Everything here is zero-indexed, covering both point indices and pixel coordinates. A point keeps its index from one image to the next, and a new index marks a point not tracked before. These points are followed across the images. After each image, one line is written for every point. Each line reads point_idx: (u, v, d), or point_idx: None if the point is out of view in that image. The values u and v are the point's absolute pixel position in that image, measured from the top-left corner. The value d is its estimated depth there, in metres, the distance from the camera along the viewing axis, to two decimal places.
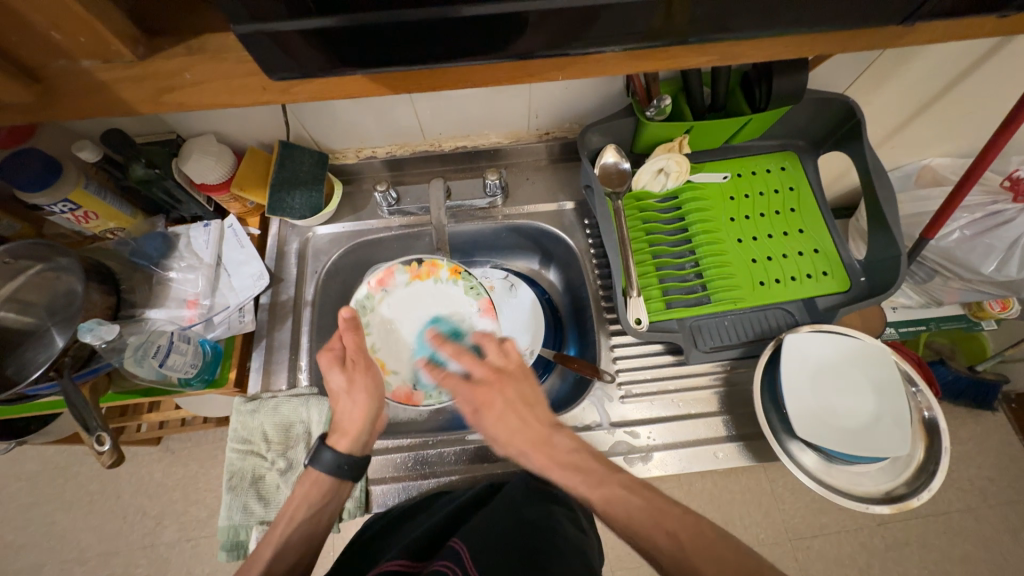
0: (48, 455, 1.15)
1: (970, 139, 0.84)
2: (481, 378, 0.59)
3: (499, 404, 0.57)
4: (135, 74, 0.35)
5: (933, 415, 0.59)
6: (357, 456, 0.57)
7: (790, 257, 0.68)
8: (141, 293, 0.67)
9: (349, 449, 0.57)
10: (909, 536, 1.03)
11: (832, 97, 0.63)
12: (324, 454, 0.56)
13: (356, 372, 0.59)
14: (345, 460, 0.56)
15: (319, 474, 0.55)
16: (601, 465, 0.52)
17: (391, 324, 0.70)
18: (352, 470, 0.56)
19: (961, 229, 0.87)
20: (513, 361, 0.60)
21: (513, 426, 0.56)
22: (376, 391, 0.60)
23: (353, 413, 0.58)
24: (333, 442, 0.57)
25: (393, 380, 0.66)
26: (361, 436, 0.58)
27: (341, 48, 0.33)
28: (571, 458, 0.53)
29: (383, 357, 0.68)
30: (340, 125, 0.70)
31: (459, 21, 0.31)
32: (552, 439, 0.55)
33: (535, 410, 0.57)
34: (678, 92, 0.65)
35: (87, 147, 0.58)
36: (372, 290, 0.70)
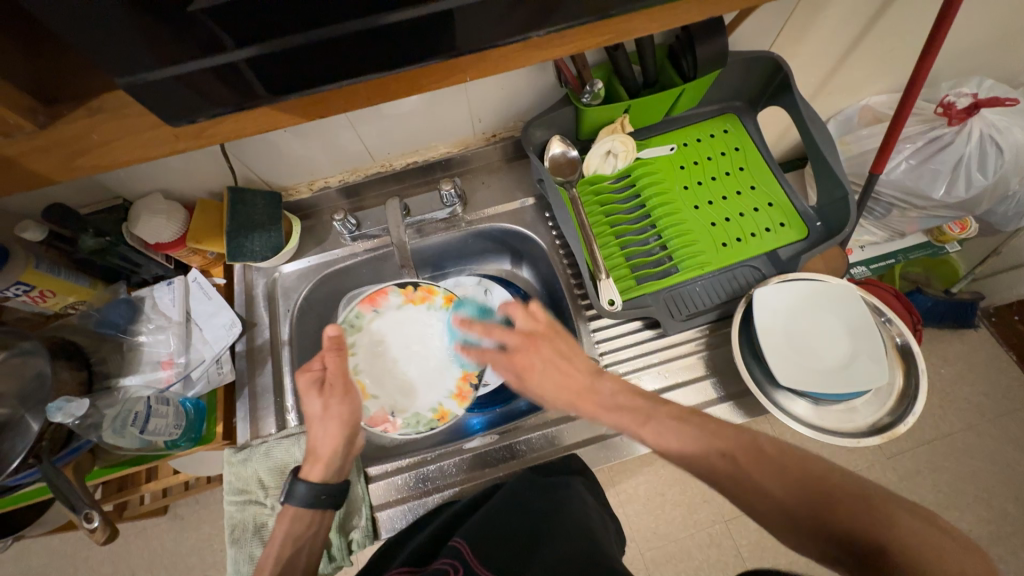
0: (53, 545, 1.11)
1: (900, 73, 0.87)
2: (515, 346, 0.58)
3: (539, 365, 0.57)
4: (42, 144, 0.35)
5: (905, 341, 0.61)
6: (332, 483, 0.57)
7: (747, 214, 0.70)
8: (113, 362, 0.66)
9: (322, 477, 0.57)
10: (919, 463, 1.05)
11: (757, 55, 0.65)
12: (298, 487, 0.56)
13: (332, 397, 0.59)
14: (321, 490, 0.56)
15: (296, 508, 0.56)
16: (646, 401, 0.52)
17: (377, 344, 0.70)
18: (329, 498, 0.56)
19: (907, 159, 0.90)
20: (542, 321, 0.59)
21: (558, 382, 0.56)
22: (349, 418, 0.59)
23: (324, 439, 0.57)
24: (306, 473, 0.57)
25: (371, 404, 0.66)
26: (334, 463, 0.58)
27: (249, 81, 0.33)
28: (618, 401, 0.53)
29: (366, 379, 0.67)
30: (287, 160, 0.69)
31: (359, 36, 0.32)
32: (598, 387, 0.55)
33: (576, 364, 0.56)
34: (610, 75, 0.67)
35: (30, 227, 0.57)
36: (364, 309, 0.70)
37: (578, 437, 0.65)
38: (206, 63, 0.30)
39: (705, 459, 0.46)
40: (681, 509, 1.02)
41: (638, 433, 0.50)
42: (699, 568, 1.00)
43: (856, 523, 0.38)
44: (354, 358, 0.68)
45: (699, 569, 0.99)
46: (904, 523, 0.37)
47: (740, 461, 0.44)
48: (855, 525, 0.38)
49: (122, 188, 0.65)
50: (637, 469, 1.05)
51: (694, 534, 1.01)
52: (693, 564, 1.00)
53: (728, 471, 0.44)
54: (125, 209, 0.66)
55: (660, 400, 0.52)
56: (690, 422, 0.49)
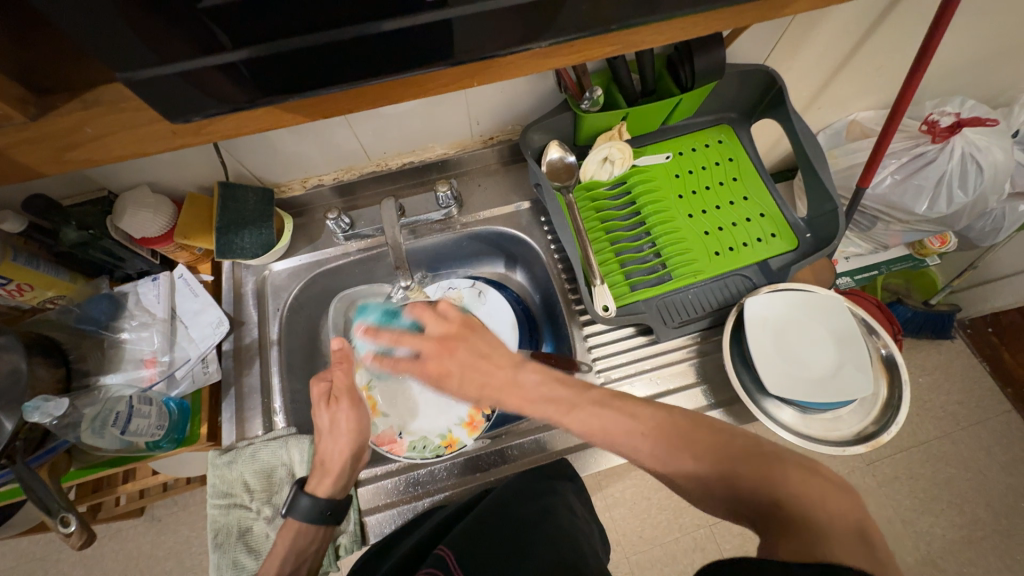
0: (22, 547, 1.07)
1: (887, 91, 0.89)
2: (428, 353, 0.54)
3: (456, 370, 0.53)
4: (29, 135, 0.34)
5: (890, 352, 0.63)
6: (337, 500, 0.56)
7: (740, 224, 0.71)
8: (93, 360, 0.63)
9: (331, 493, 0.57)
10: (897, 470, 1.08)
11: (753, 68, 0.66)
12: (301, 500, 0.55)
13: (339, 408, 0.58)
14: (324, 506, 0.55)
15: (299, 522, 0.55)
16: (569, 391, 0.49)
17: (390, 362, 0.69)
18: (332, 515, 0.56)
19: (892, 174, 0.93)
20: (454, 321, 0.55)
21: (479, 382, 0.52)
22: (359, 429, 0.58)
23: (333, 454, 0.57)
24: (312, 487, 0.56)
25: (381, 422, 0.66)
26: (341, 479, 0.57)
27: (247, 82, 0.32)
28: (542, 392, 0.50)
29: (379, 396, 0.68)
30: (281, 157, 0.68)
31: (362, 40, 0.31)
32: (519, 380, 0.51)
33: (495, 360, 0.53)
34: (609, 82, 0.67)
35: (8, 218, 0.55)
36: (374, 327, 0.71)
37: (569, 443, 0.65)
38: (201, 61, 0.30)
39: (632, 443, 0.45)
40: (667, 513, 1.03)
41: (563, 424, 0.48)
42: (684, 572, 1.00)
43: (761, 478, 0.40)
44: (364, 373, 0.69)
45: (684, 573, 1.00)
46: (797, 475, 0.39)
47: (658, 444, 0.44)
48: (759, 483, 0.39)
49: (108, 180, 0.63)
50: (625, 474, 1.05)
51: (679, 538, 1.02)
52: (678, 568, 1.01)
53: (650, 450, 0.44)
54: (110, 202, 0.64)
55: (586, 385, 0.50)
56: (610, 405, 0.47)
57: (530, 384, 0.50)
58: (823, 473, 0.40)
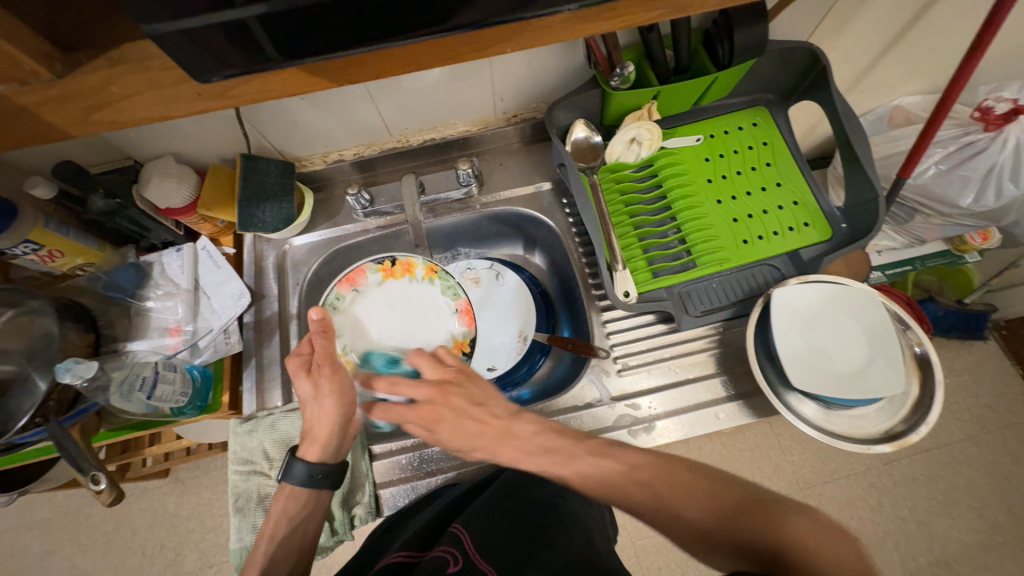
0: (57, 501, 1.13)
1: (939, 73, 0.83)
2: (423, 397, 0.56)
3: (449, 417, 0.55)
4: (56, 94, 0.34)
5: (925, 350, 0.60)
6: (329, 464, 0.57)
7: (770, 211, 0.68)
8: (120, 326, 0.65)
9: (321, 457, 0.57)
10: (915, 470, 1.05)
11: (795, 46, 0.62)
12: (294, 467, 0.57)
13: (320, 376, 0.57)
14: (318, 469, 0.57)
15: (294, 487, 0.57)
16: (567, 440, 0.51)
17: (360, 322, 0.69)
18: (326, 478, 0.57)
19: (937, 164, 0.87)
20: (451, 368, 0.59)
21: (472, 431, 0.54)
22: (345, 396, 0.58)
23: (321, 421, 0.57)
24: (304, 453, 0.57)
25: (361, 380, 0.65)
26: (330, 445, 0.58)
27: (259, 40, 0.31)
28: (538, 441, 0.52)
29: (355, 356, 0.67)
30: (302, 130, 0.68)
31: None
32: (512, 431, 0.53)
33: (487, 409, 0.56)
34: (640, 58, 0.64)
35: (39, 183, 0.56)
36: (341, 294, 0.68)
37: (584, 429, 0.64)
38: (217, 20, 0.28)
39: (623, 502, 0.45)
40: None
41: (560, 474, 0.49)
42: (690, 559, 1.01)
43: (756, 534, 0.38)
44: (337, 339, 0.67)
45: (689, 560, 1.01)
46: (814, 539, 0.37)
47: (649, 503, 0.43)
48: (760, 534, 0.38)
49: (134, 149, 0.63)
50: None
51: None
52: (683, 555, 1.01)
53: (648, 500, 0.44)
54: (136, 171, 0.64)
55: (583, 435, 0.51)
56: (612, 456, 0.48)
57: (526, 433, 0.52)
58: (815, 517, 0.39)
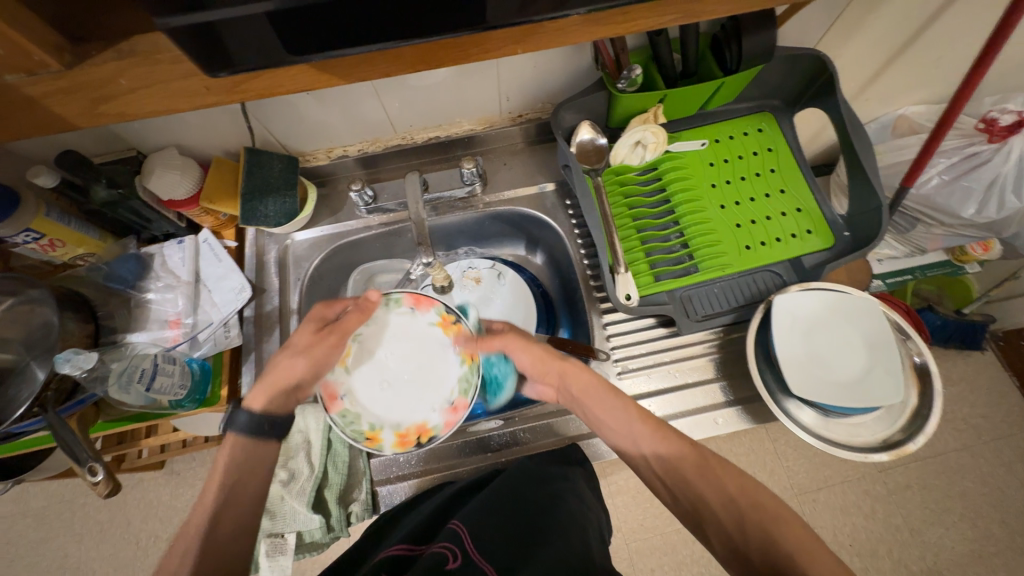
0: (51, 490, 1.13)
1: (945, 84, 0.83)
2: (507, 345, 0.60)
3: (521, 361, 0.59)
4: (64, 85, 0.33)
5: (924, 360, 0.60)
6: (278, 416, 0.51)
7: (774, 218, 0.68)
8: (120, 317, 0.65)
9: (271, 406, 0.51)
10: (910, 478, 1.06)
11: (802, 53, 0.62)
12: (239, 415, 0.50)
13: (326, 339, 0.55)
14: (264, 420, 0.50)
15: (235, 437, 0.50)
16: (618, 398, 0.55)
17: (389, 336, 0.60)
18: (271, 431, 0.50)
19: (940, 174, 0.88)
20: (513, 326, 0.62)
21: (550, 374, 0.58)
22: (326, 365, 0.55)
23: (287, 371, 0.52)
24: (247, 401, 0.51)
25: (342, 377, 0.58)
26: (285, 401, 0.52)
27: (270, 36, 0.31)
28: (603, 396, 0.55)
29: (355, 357, 0.58)
30: (308, 126, 0.67)
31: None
32: (575, 371, 0.56)
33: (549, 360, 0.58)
34: (648, 61, 0.64)
35: (42, 173, 0.56)
36: (381, 304, 0.60)
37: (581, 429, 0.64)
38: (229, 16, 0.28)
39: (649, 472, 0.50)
40: None
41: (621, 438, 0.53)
42: (683, 562, 1.01)
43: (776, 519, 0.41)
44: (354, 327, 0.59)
45: (683, 563, 1.01)
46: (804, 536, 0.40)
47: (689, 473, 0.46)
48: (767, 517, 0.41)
49: (138, 140, 0.63)
50: None
51: (680, 529, 1.03)
52: (677, 558, 1.01)
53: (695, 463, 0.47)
54: (139, 162, 0.64)
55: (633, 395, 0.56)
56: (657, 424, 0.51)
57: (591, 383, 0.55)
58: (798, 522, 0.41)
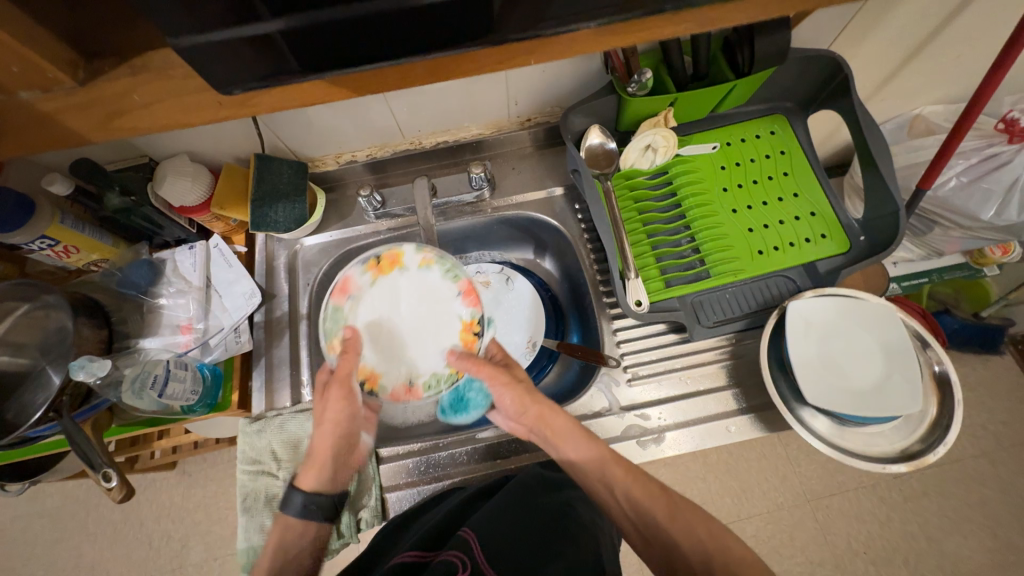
0: (67, 490, 1.15)
1: (963, 83, 0.81)
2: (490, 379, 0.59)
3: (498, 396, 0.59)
4: (79, 102, 0.34)
5: (944, 369, 0.59)
6: (324, 493, 0.56)
7: (787, 222, 0.67)
8: (133, 323, 0.66)
9: (318, 486, 0.56)
10: (926, 486, 1.04)
11: (816, 54, 0.61)
12: (294, 496, 0.55)
13: (330, 396, 0.56)
14: (313, 499, 0.55)
15: (289, 518, 0.54)
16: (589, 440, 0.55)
17: (421, 289, 0.62)
18: (320, 508, 0.55)
19: (958, 176, 0.86)
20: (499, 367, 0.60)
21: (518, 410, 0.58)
22: (347, 425, 0.57)
23: (321, 444, 0.56)
24: (301, 482, 0.56)
25: (362, 282, 0.62)
26: (327, 471, 0.57)
27: (283, 53, 0.31)
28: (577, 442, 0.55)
29: (386, 279, 0.62)
30: (317, 132, 0.68)
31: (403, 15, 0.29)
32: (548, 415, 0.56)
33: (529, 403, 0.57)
34: (658, 64, 0.63)
35: (57, 180, 0.57)
36: (428, 264, 0.64)
37: None
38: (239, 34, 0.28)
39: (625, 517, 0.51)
40: None
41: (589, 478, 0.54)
42: None
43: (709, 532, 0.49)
44: (407, 256, 0.63)
45: None
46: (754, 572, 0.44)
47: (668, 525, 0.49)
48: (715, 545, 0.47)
49: (150, 148, 0.64)
50: None
51: None
52: None
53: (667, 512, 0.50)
54: (151, 168, 0.64)
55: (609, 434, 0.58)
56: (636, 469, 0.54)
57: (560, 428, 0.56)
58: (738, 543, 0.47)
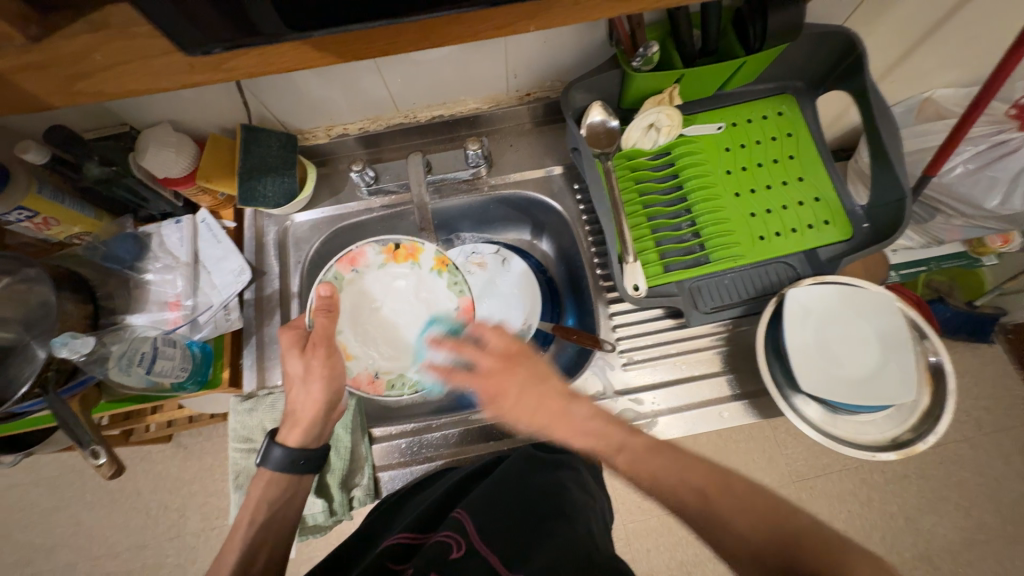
0: (61, 461, 1.15)
1: (978, 65, 0.79)
2: (488, 368, 0.56)
3: (514, 390, 0.54)
4: (35, 60, 0.31)
5: (939, 360, 0.59)
6: (309, 449, 0.56)
7: (790, 207, 0.65)
8: (120, 298, 0.64)
9: (301, 443, 0.57)
10: (908, 469, 1.06)
11: (829, 30, 0.58)
12: (274, 450, 0.55)
13: (314, 356, 0.57)
14: (298, 455, 0.55)
15: (272, 472, 0.55)
16: (621, 431, 0.52)
17: (423, 289, 0.67)
18: (306, 464, 0.56)
19: (965, 163, 0.84)
20: (515, 342, 0.57)
21: (530, 407, 0.54)
22: (333, 381, 0.58)
23: (305, 403, 0.57)
24: (283, 437, 0.56)
25: (373, 261, 0.66)
26: (312, 430, 0.57)
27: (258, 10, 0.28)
28: (591, 426, 0.52)
29: (396, 267, 0.67)
30: (308, 103, 0.65)
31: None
32: (570, 410, 0.53)
33: (551, 386, 0.55)
34: (665, 37, 0.60)
35: (31, 148, 0.54)
36: (439, 270, 0.66)
37: None
38: None
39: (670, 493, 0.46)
40: None
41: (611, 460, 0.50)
42: (679, 544, 1.03)
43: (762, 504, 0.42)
44: (424, 254, 0.66)
45: (678, 544, 1.03)
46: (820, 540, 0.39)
47: (711, 497, 0.44)
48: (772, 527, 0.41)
49: (130, 115, 0.60)
50: None
51: None
52: (672, 540, 1.03)
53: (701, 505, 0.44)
54: (133, 138, 0.62)
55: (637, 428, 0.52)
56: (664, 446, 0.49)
57: (581, 417, 0.52)
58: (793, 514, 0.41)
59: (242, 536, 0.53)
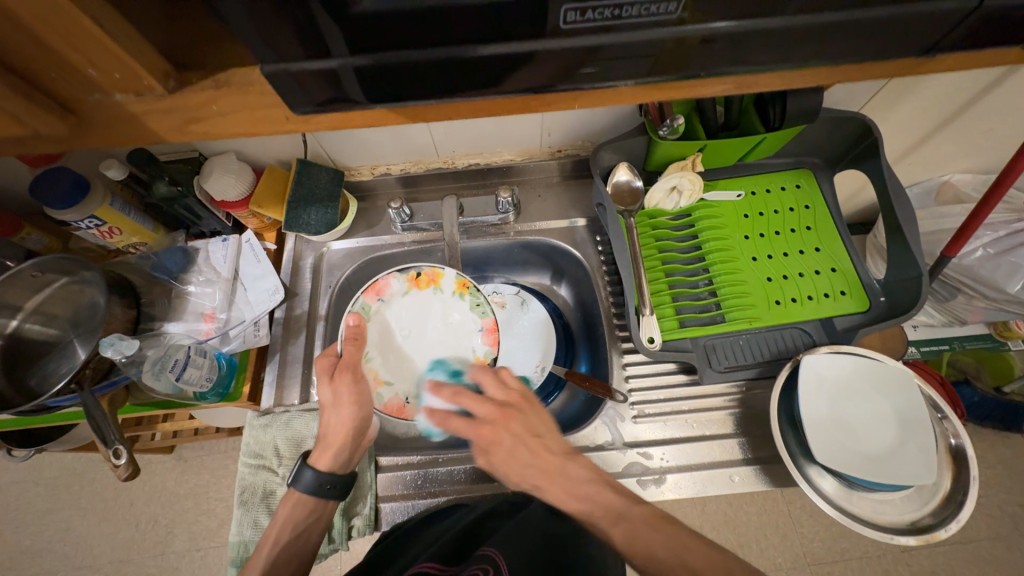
0: (65, 462, 1.17)
1: (993, 156, 0.82)
2: (483, 416, 0.55)
3: (507, 442, 0.54)
4: (160, 106, 0.36)
5: (960, 443, 0.57)
6: (338, 474, 0.57)
7: (807, 275, 0.67)
8: (160, 306, 0.68)
9: (331, 466, 0.57)
10: (936, 564, 0.99)
11: (845, 115, 0.63)
12: (305, 473, 0.56)
13: (341, 382, 0.58)
14: (326, 479, 0.56)
15: (301, 493, 0.56)
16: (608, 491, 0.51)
17: (446, 314, 0.69)
18: (333, 488, 0.56)
19: (984, 247, 0.85)
20: (516, 392, 0.57)
21: (526, 462, 0.53)
22: (361, 397, 0.59)
23: (335, 426, 0.57)
24: (313, 461, 0.57)
25: (397, 290, 0.69)
26: (344, 453, 0.57)
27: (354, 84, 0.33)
28: (586, 491, 0.50)
29: (418, 294, 0.69)
30: (359, 145, 0.71)
31: (458, 61, 0.32)
32: (567, 470, 0.52)
33: (545, 442, 0.54)
34: (690, 111, 0.65)
35: (114, 166, 0.61)
36: (461, 292, 0.69)
37: None
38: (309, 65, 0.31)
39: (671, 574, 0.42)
40: None
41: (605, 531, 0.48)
42: None
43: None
44: (444, 279, 0.69)
45: None
46: None
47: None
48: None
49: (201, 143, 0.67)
50: None
51: None
52: None
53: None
54: (200, 163, 0.68)
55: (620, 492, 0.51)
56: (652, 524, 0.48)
57: (577, 479, 0.51)
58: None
59: (264, 555, 0.53)
